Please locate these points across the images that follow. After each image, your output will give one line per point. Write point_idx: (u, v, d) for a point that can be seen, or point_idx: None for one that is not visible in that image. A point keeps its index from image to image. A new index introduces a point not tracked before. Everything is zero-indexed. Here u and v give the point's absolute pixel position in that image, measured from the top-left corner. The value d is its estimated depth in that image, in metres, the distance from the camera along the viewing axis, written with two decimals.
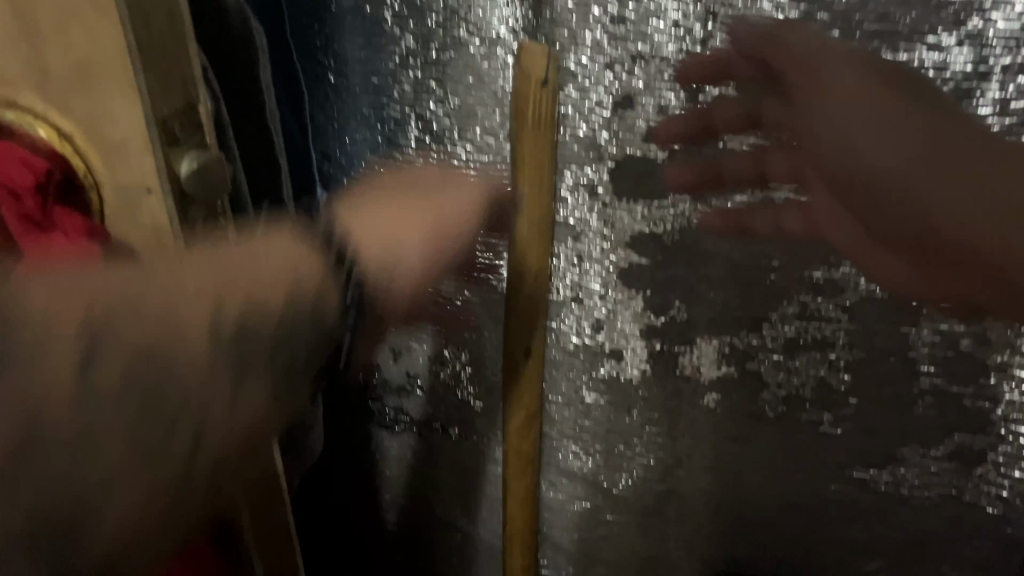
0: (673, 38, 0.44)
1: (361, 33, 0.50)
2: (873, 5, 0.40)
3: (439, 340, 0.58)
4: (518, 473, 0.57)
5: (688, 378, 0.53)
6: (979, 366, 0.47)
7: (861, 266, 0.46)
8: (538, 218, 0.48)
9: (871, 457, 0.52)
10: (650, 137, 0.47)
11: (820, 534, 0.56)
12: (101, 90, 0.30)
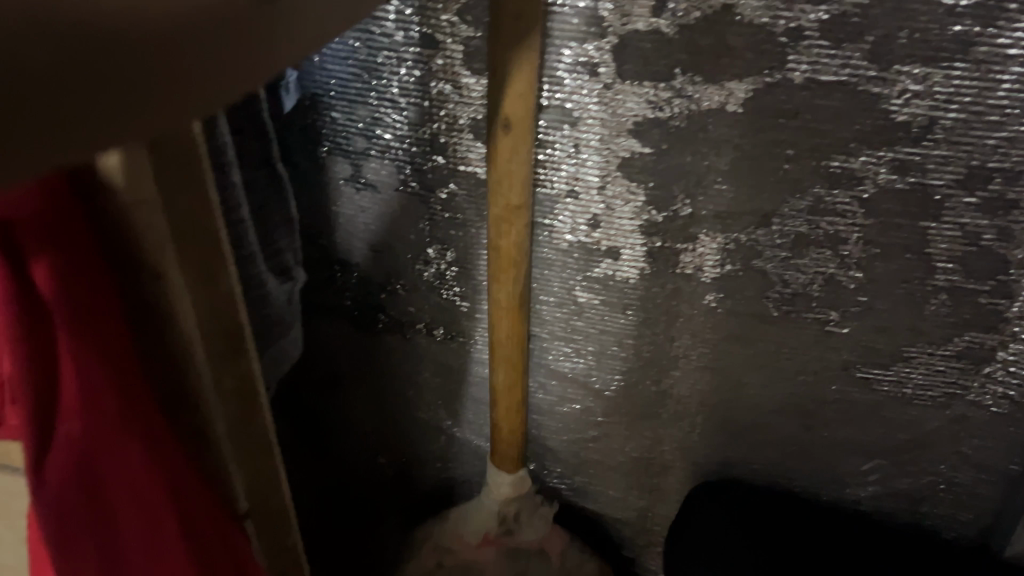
0: None
1: None
2: None
3: (422, 239, 0.54)
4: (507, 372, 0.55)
5: (689, 276, 0.50)
6: (999, 262, 0.44)
7: (883, 155, 0.43)
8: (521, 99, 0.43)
9: (877, 356, 0.50)
10: (660, 9, 0.42)
11: (818, 434, 0.55)
12: None
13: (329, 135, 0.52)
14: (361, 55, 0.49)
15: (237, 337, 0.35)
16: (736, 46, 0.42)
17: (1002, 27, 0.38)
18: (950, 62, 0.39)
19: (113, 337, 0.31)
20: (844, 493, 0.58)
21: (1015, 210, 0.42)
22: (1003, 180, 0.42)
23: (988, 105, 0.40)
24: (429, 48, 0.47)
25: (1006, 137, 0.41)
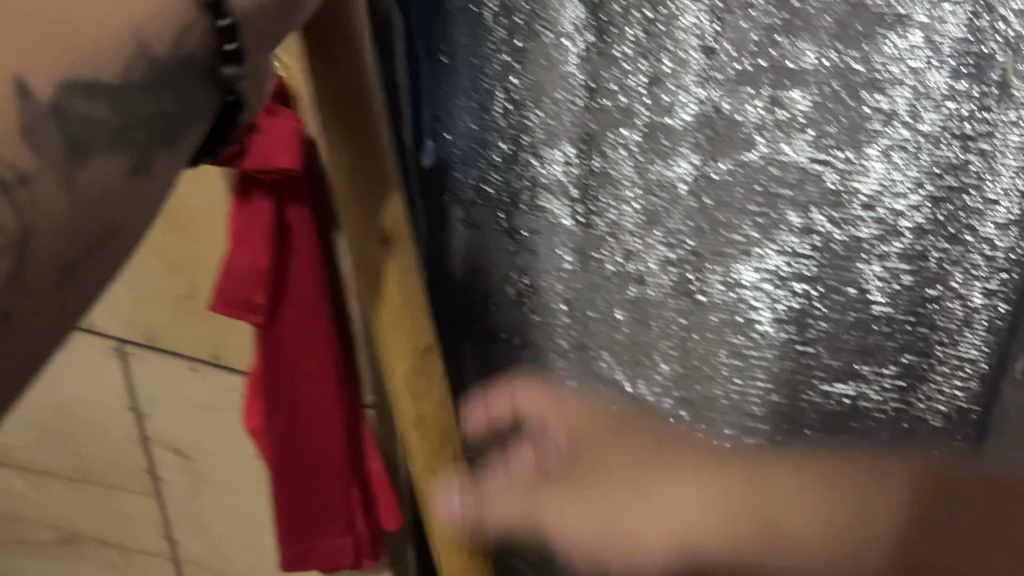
0: (692, 36, 0.59)
1: (467, 26, 0.66)
2: (835, 17, 0.55)
3: (509, 265, 0.74)
4: None
5: (699, 301, 0.68)
6: (919, 298, 0.61)
7: (828, 214, 0.61)
8: None
9: (838, 372, 0.65)
10: (672, 109, 0.62)
11: (799, 439, 0.70)
12: None
13: (450, 188, 0.73)
14: (477, 133, 0.70)
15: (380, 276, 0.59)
16: (726, 133, 0.61)
17: (897, 126, 0.56)
18: (865, 149, 0.58)
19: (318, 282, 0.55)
20: None
21: (925, 258, 0.59)
22: (913, 234, 0.59)
23: (895, 180, 0.58)
24: (521, 129, 0.68)
25: (909, 205, 0.58)
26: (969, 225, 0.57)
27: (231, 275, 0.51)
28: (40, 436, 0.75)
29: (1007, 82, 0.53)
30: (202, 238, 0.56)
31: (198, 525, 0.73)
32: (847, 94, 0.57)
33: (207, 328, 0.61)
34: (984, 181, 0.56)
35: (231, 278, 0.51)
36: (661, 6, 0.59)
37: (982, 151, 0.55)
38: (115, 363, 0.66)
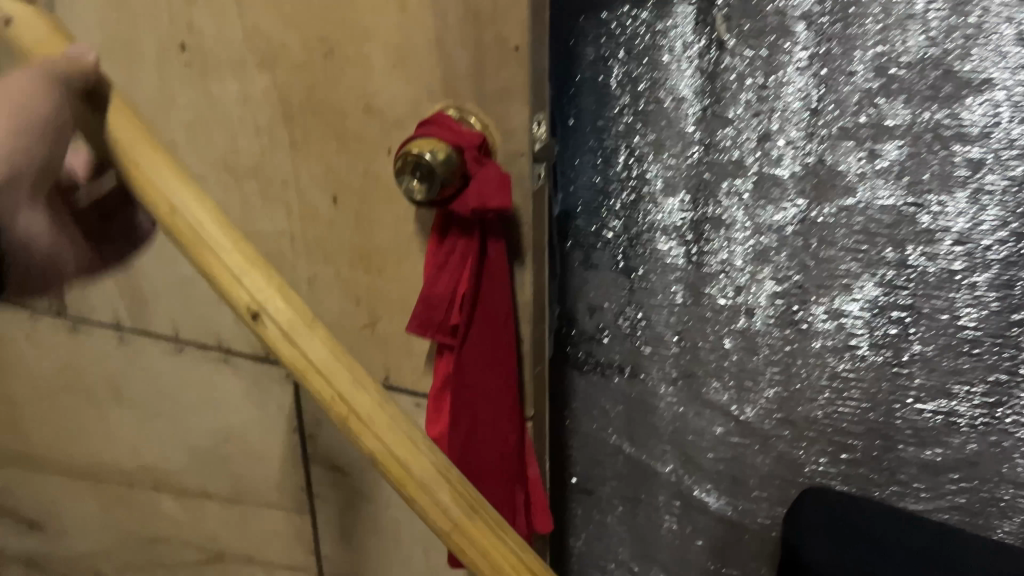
0: (798, 99, 0.69)
1: (596, 93, 0.78)
2: (927, 81, 0.65)
3: (623, 301, 0.83)
4: None
5: (803, 329, 0.76)
6: (1005, 322, 0.69)
7: (922, 249, 0.69)
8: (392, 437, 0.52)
9: (932, 391, 0.73)
10: (779, 160, 0.72)
11: (894, 455, 0.77)
12: (507, 103, 0.56)
13: (572, 233, 0.83)
14: (600, 184, 0.80)
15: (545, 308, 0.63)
16: (829, 180, 0.71)
17: (984, 171, 0.66)
18: (955, 192, 0.67)
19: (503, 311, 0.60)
20: (916, 506, 0.78)
21: (1011, 287, 0.68)
22: (1001, 264, 0.67)
23: (982, 218, 0.67)
24: (641, 180, 0.78)
25: (996, 239, 0.67)
26: None
27: (431, 299, 0.59)
28: (202, 458, 0.83)
29: None
30: (387, 274, 0.65)
31: (345, 544, 0.79)
32: (938, 145, 0.66)
33: (382, 352, 0.69)
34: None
35: (431, 301, 0.59)
36: (771, 74, 0.70)
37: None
38: (287, 389, 0.75)
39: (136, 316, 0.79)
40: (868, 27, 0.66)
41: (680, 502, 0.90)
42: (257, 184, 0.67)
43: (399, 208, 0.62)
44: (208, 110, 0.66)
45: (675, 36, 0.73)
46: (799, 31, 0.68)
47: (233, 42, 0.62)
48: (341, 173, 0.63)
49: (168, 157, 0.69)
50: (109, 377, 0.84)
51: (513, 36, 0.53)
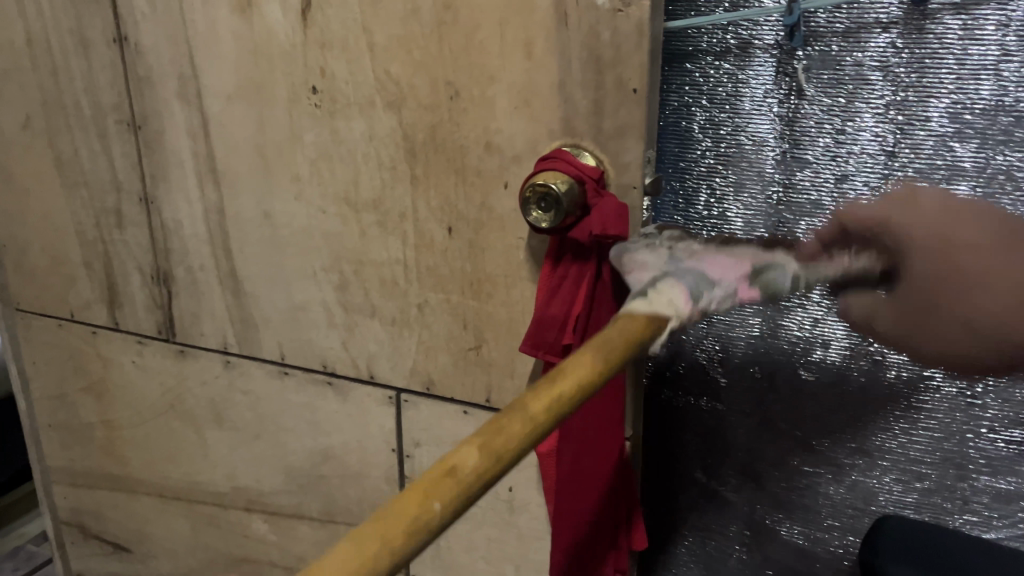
0: (874, 143, 0.73)
1: (678, 137, 0.82)
2: (1001, 127, 0.69)
3: (701, 333, 0.87)
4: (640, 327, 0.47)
5: (877, 360, 0.79)
6: None
7: None
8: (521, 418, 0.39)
9: (1007, 421, 0.76)
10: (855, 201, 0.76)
11: (966, 483, 0.79)
12: (622, 140, 0.61)
13: None
14: (680, 224, 0.84)
15: None
16: None
17: None
18: None
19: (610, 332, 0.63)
20: (989, 533, 0.80)
21: None
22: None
23: None
24: (721, 220, 0.82)
25: None
26: None
27: (544, 322, 0.63)
28: (296, 479, 0.87)
29: None
30: (495, 300, 0.70)
31: (436, 556, 0.84)
32: (1011, 186, 0.70)
33: (484, 373, 0.73)
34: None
35: (544, 324, 0.63)
36: (848, 120, 0.74)
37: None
38: (389, 410, 0.79)
39: (243, 341, 0.83)
40: (944, 77, 0.69)
41: (751, 531, 0.91)
42: (375, 215, 0.72)
43: (510, 237, 0.67)
44: (332, 147, 0.71)
45: (754, 84, 0.77)
46: (875, 81, 0.72)
47: (363, 84, 0.68)
48: (457, 204, 0.68)
49: (290, 191, 0.75)
50: (211, 401, 0.88)
51: (632, 79, 0.59)
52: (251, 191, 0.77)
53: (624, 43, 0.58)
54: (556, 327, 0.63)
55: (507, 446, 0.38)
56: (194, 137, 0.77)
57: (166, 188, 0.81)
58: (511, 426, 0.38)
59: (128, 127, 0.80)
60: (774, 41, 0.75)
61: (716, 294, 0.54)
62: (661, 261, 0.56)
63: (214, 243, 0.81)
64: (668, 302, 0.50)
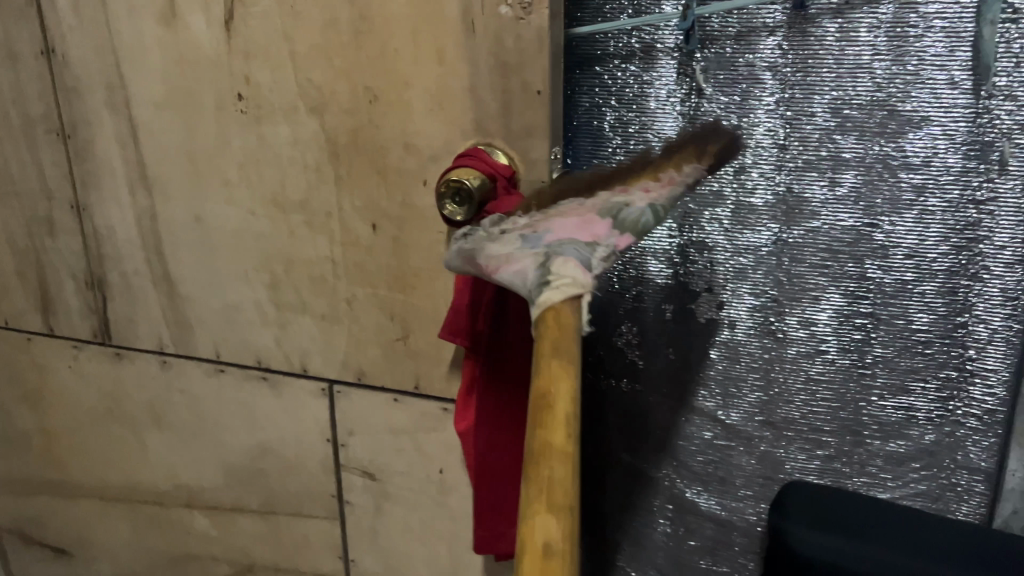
0: (767, 136, 0.80)
1: (591, 136, 0.88)
2: (875, 120, 0.77)
3: (618, 319, 0.92)
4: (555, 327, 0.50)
5: (778, 338, 0.86)
6: (952, 324, 0.80)
7: (879, 263, 0.80)
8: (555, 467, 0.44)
9: (893, 387, 0.83)
10: (753, 190, 0.83)
11: (863, 448, 0.86)
12: (529, 139, 0.66)
13: None
14: None
15: None
16: (796, 206, 0.82)
17: (927, 196, 0.77)
18: (903, 213, 0.78)
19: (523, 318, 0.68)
20: (885, 493, 0.87)
21: (956, 293, 0.79)
22: (943, 277, 0.78)
23: (928, 237, 0.78)
24: None
25: (941, 254, 0.78)
26: (985, 266, 0.77)
27: (460, 309, 0.67)
28: (236, 475, 0.89)
29: (1004, 160, 0.74)
30: (418, 292, 0.74)
31: (372, 544, 0.86)
32: (887, 173, 0.78)
33: (411, 362, 0.77)
34: (997, 234, 0.76)
35: (460, 312, 0.67)
36: (743, 116, 0.81)
37: (995, 210, 0.75)
38: (322, 401, 0.82)
39: (178, 342, 0.86)
40: (824, 76, 0.77)
41: (673, 505, 0.97)
42: (303, 215, 0.75)
43: (431, 232, 0.71)
44: (259, 150, 0.75)
45: (659, 84, 0.84)
46: (766, 80, 0.79)
47: (286, 91, 0.71)
48: (380, 203, 0.72)
49: (221, 194, 0.78)
50: (148, 403, 0.90)
51: (536, 82, 0.64)
52: (183, 195, 0.79)
53: (526, 48, 0.63)
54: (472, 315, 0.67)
55: (565, 490, 0.43)
56: (124, 145, 0.80)
57: (97, 194, 0.83)
58: (555, 474, 0.43)
59: (58, 136, 0.82)
60: (675, 45, 0.81)
61: (598, 253, 0.56)
62: (520, 250, 0.58)
63: (147, 247, 0.83)
64: (570, 269, 0.54)
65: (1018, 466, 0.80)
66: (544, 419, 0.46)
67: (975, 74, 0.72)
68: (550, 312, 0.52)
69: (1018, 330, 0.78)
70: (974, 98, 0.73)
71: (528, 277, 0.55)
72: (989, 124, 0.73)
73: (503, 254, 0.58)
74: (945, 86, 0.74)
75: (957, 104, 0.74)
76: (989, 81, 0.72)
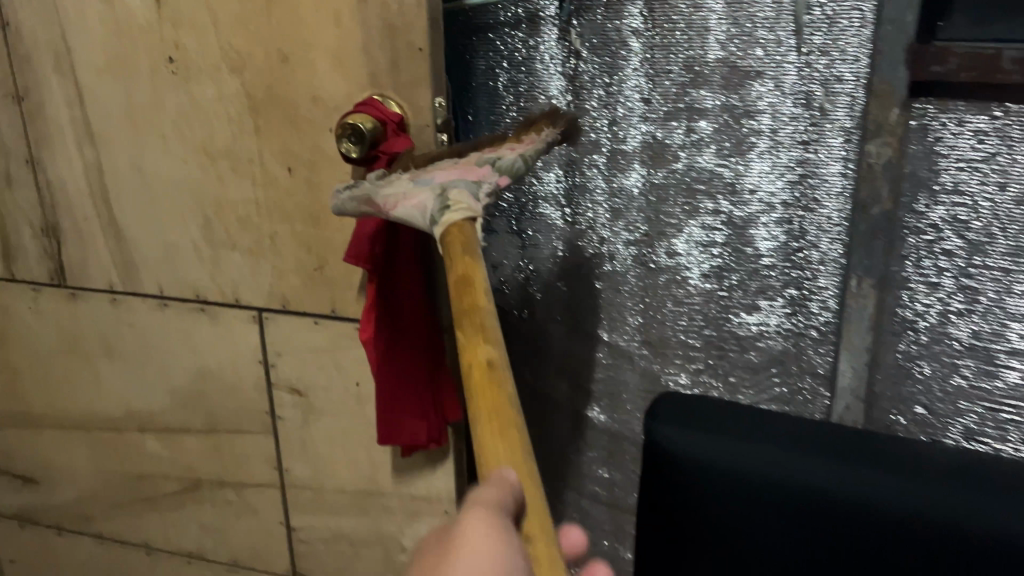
0: (635, 91, 0.94)
1: (488, 95, 1.00)
2: (721, 75, 0.90)
3: (518, 257, 1.06)
4: (457, 234, 0.67)
5: (650, 267, 1.00)
6: (790, 250, 0.93)
7: (729, 199, 0.94)
8: (484, 317, 0.60)
9: (747, 307, 0.97)
10: (625, 139, 0.96)
11: (725, 360, 1.01)
12: (415, 91, 0.78)
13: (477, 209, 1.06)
14: None
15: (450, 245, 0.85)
16: (661, 152, 0.95)
17: (767, 139, 0.90)
18: (748, 155, 0.91)
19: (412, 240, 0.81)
20: (746, 398, 1.01)
21: (794, 223, 0.92)
22: (780, 208, 0.92)
23: (769, 174, 0.91)
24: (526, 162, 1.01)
25: (779, 189, 0.91)
26: (816, 198, 0.90)
27: (359, 235, 0.80)
28: (181, 397, 1.02)
29: (825, 106, 0.86)
30: (329, 226, 0.86)
31: (301, 452, 0.99)
32: (733, 120, 0.91)
33: (327, 288, 0.90)
34: (822, 170, 0.89)
35: (359, 237, 0.80)
36: (615, 75, 0.94)
37: (819, 149, 0.88)
38: (253, 327, 0.95)
39: (125, 280, 0.98)
40: (678, 38, 0.90)
41: (572, 419, 1.11)
42: (229, 162, 0.87)
43: (338, 173, 0.83)
44: (189, 107, 0.86)
45: (543, 49, 0.96)
46: (631, 44, 0.92)
47: (210, 53, 0.83)
48: (294, 149, 0.84)
49: (158, 146, 0.90)
50: (101, 337, 1.02)
51: (418, 42, 0.76)
52: (125, 148, 0.91)
53: (409, 13, 0.75)
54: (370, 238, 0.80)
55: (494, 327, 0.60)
56: (70, 105, 0.91)
57: (49, 150, 0.94)
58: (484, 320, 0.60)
59: (12, 99, 0.93)
60: (555, 13, 0.94)
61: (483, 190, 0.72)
62: (413, 188, 0.72)
63: (95, 195, 0.95)
64: (464, 207, 0.69)
65: (848, 371, 0.93)
66: (466, 289, 0.63)
67: (797, 33, 0.85)
68: (455, 223, 0.68)
69: (843, 253, 0.91)
70: (800, 53, 0.86)
71: (427, 210, 0.70)
72: (810, 75, 0.86)
73: (395, 192, 0.72)
74: (776, 44, 0.86)
75: (787, 58, 0.86)
76: (809, 39, 0.85)
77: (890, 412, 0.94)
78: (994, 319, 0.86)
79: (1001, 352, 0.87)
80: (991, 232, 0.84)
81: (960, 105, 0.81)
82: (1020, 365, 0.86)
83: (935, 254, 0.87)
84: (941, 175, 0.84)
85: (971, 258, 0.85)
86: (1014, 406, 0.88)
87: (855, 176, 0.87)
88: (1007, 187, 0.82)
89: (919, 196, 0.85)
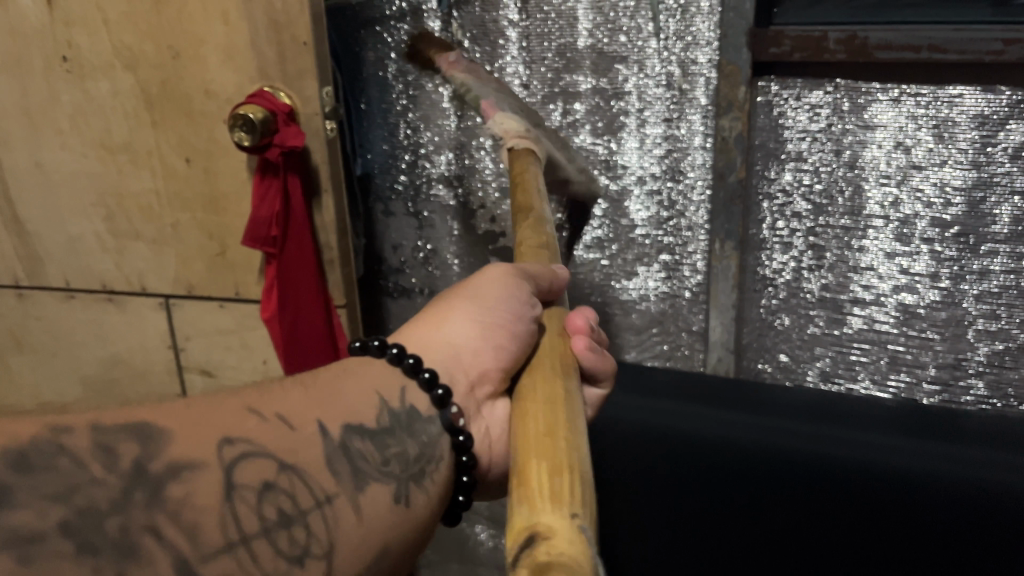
0: (514, 77, 0.98)
1: (379, 85, 1.02)
2: (590, 58, 0.94)
3: (416, 238, 1.07)
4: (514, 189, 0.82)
5: None
6: (662, 218, 0.98)
7: (600, 173, 0.98)
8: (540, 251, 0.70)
9: (625, 273, 1.02)
10: None
11: (611, 328, 1.05)
12: (303, 83, 0.84)
13: (376, 194, 1.07)
14: (390, 153, 1.05)
15: (343, 229, 0.91)
16: None
17: (637, 116, 0.94)
18: (620, 132, 0.96)
19: (302, 225, 0.88)
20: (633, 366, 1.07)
21: (665, 193, 0.96)
22: (651, 181, 0.96)
23: (640, 149, 0.96)
24: (415, 145, 1.03)
25: (650, 163, 0.96)
26: (680, 166, 0.95)
27: (252, 225, 0.86)
28: (95, 384, 1.06)
29: (682, 85, 0.91)
30: (226, 215, 0.92)
31: None
32: (604, 102, 0.95)
33: (232, 271, 0.94)
34: (685, 145, 0.94)
35: (252, 226, 0.86)
36: (495, 62, 0.98)
37: (682, 126, 0.93)
38: (161, 312, 0.99)
39: (31, 275, 1.01)
40: (550, 27, 0.94)
41: None
42: (128, 155, 0.91)
43: (232, 161, 0.88)
44: (85, 103, 0.90)
45: (429, 43, 0.99)
46: (509, 34, 0.96)
47: (102, 51, 0.87)
48: (190, 140, 0.89)
49: (56, 142, 0.93)
50: (10, 330, 1.05)
51: (302, 35, 0.81)
52: (24, 144, 0.94)
53: (291, 9, 0.80)
54: (263, 228, 0.86)
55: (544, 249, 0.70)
56: None
57: None
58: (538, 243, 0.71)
59: None
60: (436, 7, 0.97)
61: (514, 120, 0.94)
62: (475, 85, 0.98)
63: None
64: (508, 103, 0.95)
65: (718, 326, 0.98)
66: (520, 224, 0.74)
67: (655, 19, 0.90)
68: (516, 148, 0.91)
69: (708, 219, 0.95)
70: (660, 38, 0.90)
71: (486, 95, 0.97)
72: (670, 58, 0.91)
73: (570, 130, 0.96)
74: (640, 29, 0.91)
75: (647, 41, 0.91)
76: (668, 26, 0.90)
77: (758, 361, 1.01)
78: (839, 272, 0.93)
79: (848, 302, 0.94)
80: (832, 194, 0.91)
81: (798, 82, 0.88)
82: (863, 312, 0.94)
83: (786, 216, 0.93)
84: (787, 145, 0.91)
85: (816, 219, 0.92)
86: (861, 348, 0.95)
87: (713, 149, 0.92)
88: (843, 153, 0.89)
89: (769, 165, 0.92)
